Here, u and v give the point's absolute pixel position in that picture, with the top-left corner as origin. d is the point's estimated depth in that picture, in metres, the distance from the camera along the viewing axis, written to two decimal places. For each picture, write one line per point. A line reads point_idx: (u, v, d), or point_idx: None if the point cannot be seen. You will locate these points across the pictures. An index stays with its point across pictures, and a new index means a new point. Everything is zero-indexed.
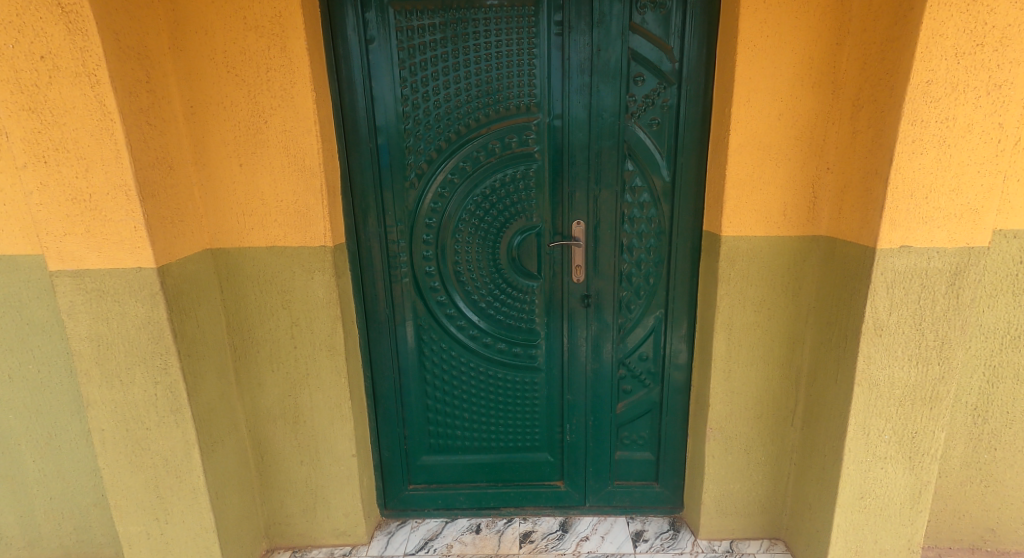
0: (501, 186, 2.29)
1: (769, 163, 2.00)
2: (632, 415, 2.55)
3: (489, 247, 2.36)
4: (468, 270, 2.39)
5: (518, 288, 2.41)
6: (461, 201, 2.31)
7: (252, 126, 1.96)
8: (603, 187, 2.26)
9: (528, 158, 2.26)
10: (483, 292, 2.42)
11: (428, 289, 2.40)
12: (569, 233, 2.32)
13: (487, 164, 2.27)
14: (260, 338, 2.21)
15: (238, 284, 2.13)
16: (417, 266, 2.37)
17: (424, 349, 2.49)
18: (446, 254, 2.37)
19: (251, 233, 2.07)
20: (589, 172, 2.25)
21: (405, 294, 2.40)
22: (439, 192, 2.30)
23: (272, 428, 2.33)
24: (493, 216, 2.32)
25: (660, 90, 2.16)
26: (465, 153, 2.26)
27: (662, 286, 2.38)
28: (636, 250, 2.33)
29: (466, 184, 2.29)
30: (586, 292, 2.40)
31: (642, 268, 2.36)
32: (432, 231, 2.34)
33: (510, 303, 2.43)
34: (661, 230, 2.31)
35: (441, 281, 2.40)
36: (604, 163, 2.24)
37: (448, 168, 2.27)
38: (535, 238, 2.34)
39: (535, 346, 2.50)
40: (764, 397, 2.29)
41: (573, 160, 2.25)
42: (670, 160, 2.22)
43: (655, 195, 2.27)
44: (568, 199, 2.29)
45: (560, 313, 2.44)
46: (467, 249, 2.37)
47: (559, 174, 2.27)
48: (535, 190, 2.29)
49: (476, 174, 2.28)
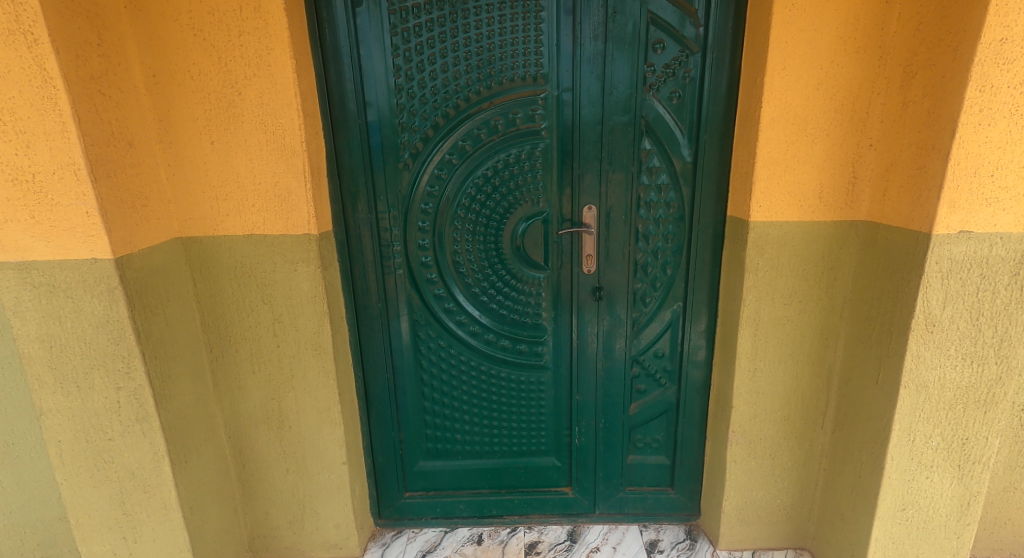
0: (503, 168, 2.08)
1: (805, 139, 1.79)
2: (645, 417, 2.38)
3: (490, 235, 2.15)
4: (467, 261, 2.19)
5: (522, 281, 2.21)
6: (460, 185, 2.10)
7: (223, 99, 1.74)
8: (616, 168, 2.05)
9: (534, 136, 2.04)
10: (485, 285, 2.22)
11: (424, 281, 2.20)
12: (579, 220, 2.12)
13: (488, 143, 2.05)
14: (238, 336, 2.00)
15: (213, 276, 1.92)
16: (412, 256, 2.17)
17: (420, 347, 2.29)
18: (444, 243, 2.16)
19: (226, 220, 1.86)
20: (601, 153, 2.04)
21: (399, 289, 2.20)
22: (436, 174, 2.08)
23: (253, 435, 2.13)
24: (495, 201, 2.11)
25: (681, 59, 1.94)
26: (464, 130, 2.04)
27: (679, 278, 2.18)
28: (651, 238, 2.13)
29: (465, 165, 2.08)
30: (597, 284, 2.20)
31: (658, 257, 2.16)
32: (427, 218, 2.13)
33: (514, 296, 2.24)
34: (679, 216, 2.10)
35: (438, 273, 2.20)
36: (618, 142, 2.03)
37: (445, 148, 2.05)
38: (541, 226, 2.14)
39: (541, 343, 2.31)
40: (792, 397, 2.10)
41: (583, 139, 2.03)
42: (692, 138, 2.01)
43: (675, 177, 2.06)
44: (578, 183, 2.08)
45: (569, 307, 2.24)
46: (466, 237, 2.16)
47: (568, 155, 2.06)
48: (541, 173, 2.08)
49: (476, 154, 2.07)
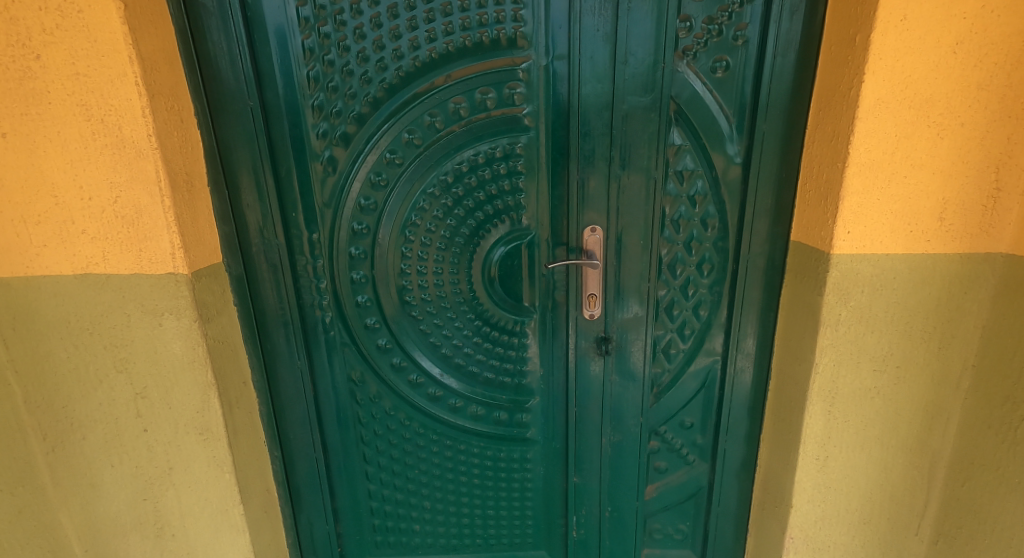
0: (467, 172, 1.45)
1: (926, 132, 1.17)
2: (666, 502, 1.78)
3: (453, 265, 1.53)
4: (422, 300, 1.57)
5: (499, 326, 1.60)
6: (407, 195, 1.47)
7: (13, 66, 1.12)
8: (632, 171, 1.43)
9: (511, 126, 1.41)
10: (447, 332, 1.61)
11: (362, 328, 1.59)
12: (578, 246, 1.50)
13: (444, 136, 1.42)
14: (83, 417, 1.38)
15: (35, 333, 1.29)
16: (342, 295, 1.54)
17: (360, 415, 1.69)
18: (389, 277, 1.54)
19: (44, 253, 1.24)
20: (609, 150, 1.41)
21: (328, 339, 1.59)
22: (372, 181, 1.45)
23: (118, 551, 1.50)
24: (458, 219, 1.49)
25: (731, 11, 1.31)
26: (410, 117, 1.41)
27: (716, 321, 1.58)
28: (677, 270, 1.52)
29: (412, 168, 1.45)
30: (603, 332, 1.59)
31: (687, 296, 1.55)
32: (361, 242, 1.50)
33: (487, 347, 1.63)
34: (718, 240, 1.49)
35: (382, 317, 1.58)
36: (634, 134, 1.40)
37: (383, 143, 1.42)
38: (524, 254, 1.52)
39: (526, 409, 1.70)
40: (877, 495, 1.50)
41: (582, 130, 1.40)
42: (743, 129, 1.38)
43: (716, 185, 1.43)
44: (577, 192, 1.45)
45: (563, 362, 1.64)
46: (419, 268, 1.54)
47: (562, 154, 1.43)
48: (523, 178, 1.45)
49: (428, 151, 1.44)
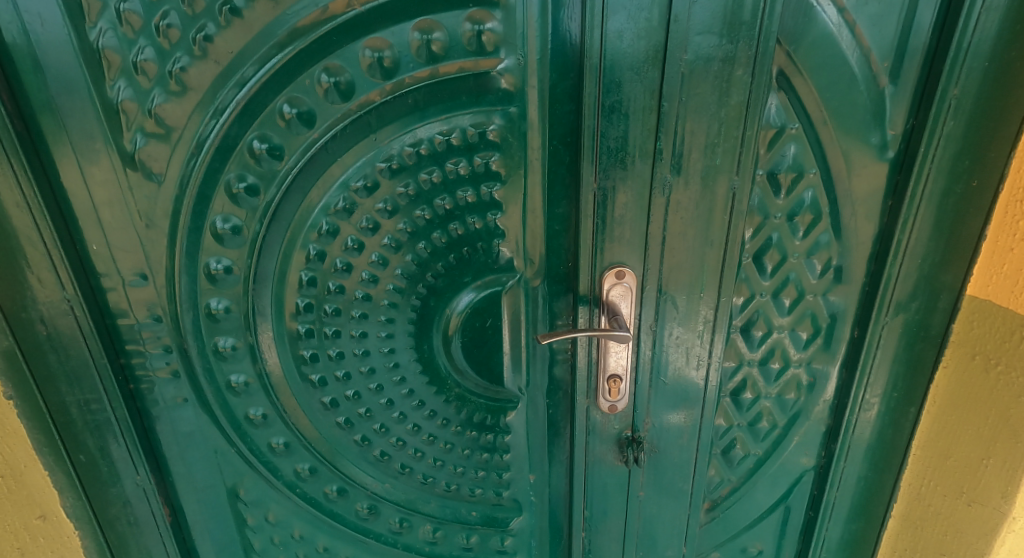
0: (400, 175, 0.83)
1: None
2: None
3: (387, 326, 0.94)
4: (337, 379, 0.97)
5: (462, 416, 1.02)
6: (297, 214, 0.85)
7: None
8: (693, 176, 0.80)
9: (475, 94, 0.78)
10: (381, 426, 1.02)
11: (245, 420, 1.00)
12: (592, 295, 0.88)
13: (355, 112, 0.79)
14: None
15: None
16: (205, 373, 0.95)
17: (253, 541, 1.11)
18: (280, 345, 0.94)
19: None
20: (654, 138, 0.78)
21: (191, 435, 1.00)
22: (230, 190, 0.82)
23: None
24: (388, 255, 0.88)
25: None
26: (290, 76, 0.76)
27: (810, 411, 0.99)
28: (754, 333, 0.93)
29: (304, 168, 0.82)
30: (631, 427, 1.00)
31: (767, 373, 0.97)
32: (225, 291, 0.89)
33: (444, 445, 1.05)
34: (829, 289, 0.88)
35: (273, 407, 0.99)
36: (702, 109, 0.76)
37: (244, 124, 0.78)
38: (501, 307, 0.92)
39: (507, 532, 1.12)
40: None
41: (607, 103, 0.76)
42: (897, 99, 0.76)
43: (834, 200, 0.82)
44: (595, 212, 0.82)
45: (566, 467, 1.05)
46: (329, 332, 0.93)
47: (569, 145, 0.80)
48: (499, 185, 0.83)
49: (328, 140, 0.80)
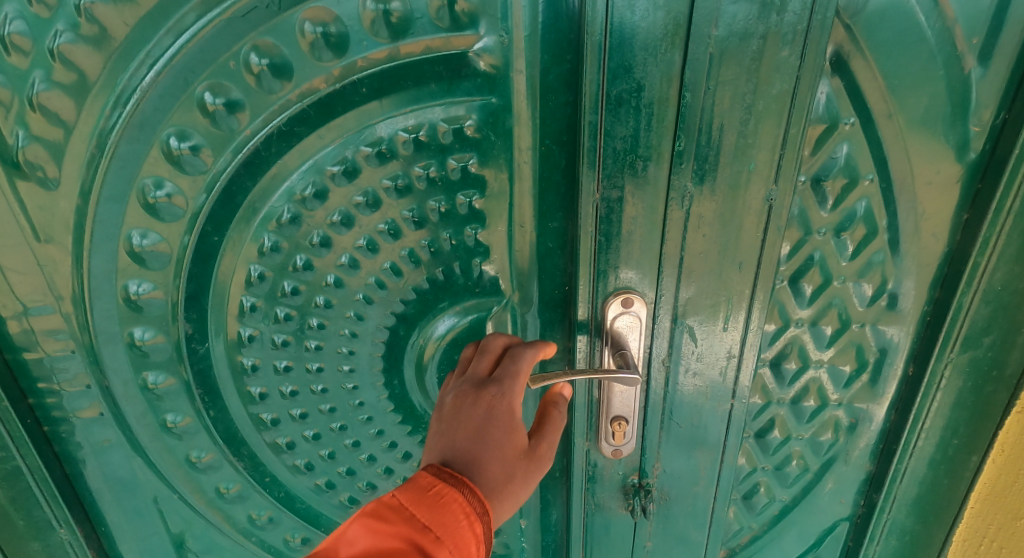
0: (355, 180, 0.67)
1: None
2: None
3: (348, 358, 0.79)
4: (292, 417, 0.83)
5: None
6: (232, 228, 0.70)
7: None
8: (721, 183, 0.64)
9: (446, 81, 0.63)
10: (348, 468, 0.88)
11: (187, 464, 0.85)
12: (594, 325, 0.73)
13: (296, 103, 0.63)
14: None
15: None
16: (134, 413, 0.80)
17: None
18: (221, 381, 0.79)
19: None
20: (672, 137, 0.62)
21: (124, 481, 0.85)
22: (145, 200, 0.66)
23: None
24: (345, 276, 0.73)
25: None
26: (210, 57, 0.60)
27: (849, 455, 0.84)
28: (784, 368, 0.78)
29: (237, 173, 0.66)
30: (638, 471, 0.85)
31: (801, 411, 0.82)
32: (151, 320, 0.74)
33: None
34: (877, 317, 0.73)
35: (218, 450, 0.85)
36: (735, 100, 0.60)
37: (156, 118, 0.62)
38: (485, 337, 0.77)
39: None
40: None
41: (612, 93, 0.60)
42: (981, 88, 0.60)
43: (893, 212, 0.66)
44: (596, 226, 0.67)
45: (563, 514, 0.91)
46: (278, 366, 0.79)
47: (567, 144, 0.65)
48: (478, 194, 0.68)
49: (265, 139, 0.65)
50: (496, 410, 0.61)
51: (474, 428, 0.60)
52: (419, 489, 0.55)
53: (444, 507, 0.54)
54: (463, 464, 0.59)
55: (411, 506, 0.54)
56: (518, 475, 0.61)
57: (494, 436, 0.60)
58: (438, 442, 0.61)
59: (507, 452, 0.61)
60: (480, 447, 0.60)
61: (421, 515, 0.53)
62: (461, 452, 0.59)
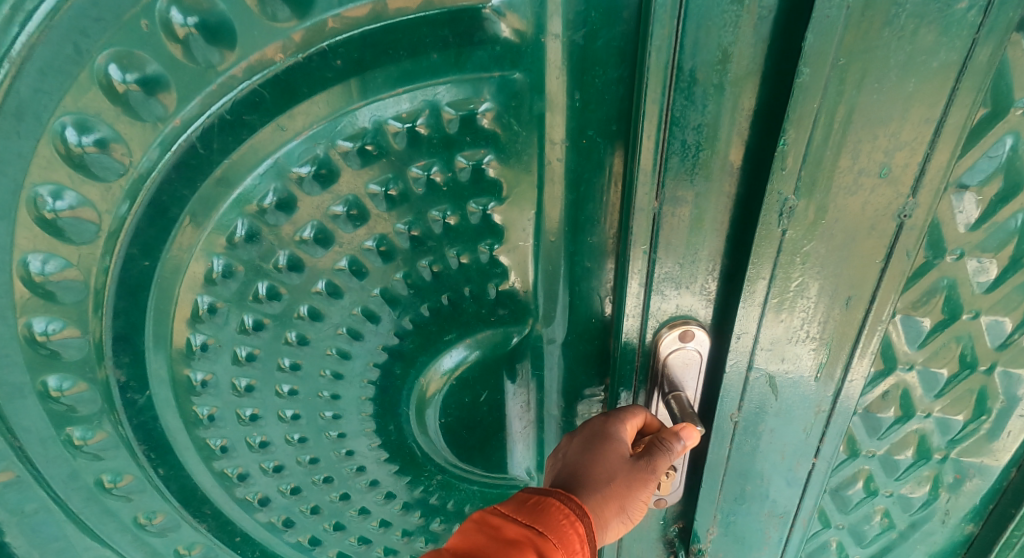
0: (330, 187, 0.49)
1: None
2: None
3: (330, 403, 0.62)
4: (265, 472, 0.67)
5: (448, 511, 0.73)
6: (165, 250, 0.51)
7: None
8: (835, 196, 0.46)
9: (454, 50, 0.44)
10: (335, 523, 0.73)
11: (138, 525, 0.69)
12: (642, 360, 0.56)
13: (244, 82, 0.45)
14: None
15: None
16: (59, 477, 0.62)
17: None
18: (169, 438, 0.62)
19: None
20: (768, 129, 0.45)
21: (57, 551, 0.69)
22: (41, 215, 0.47)
23: None
24: (324, 307, 0.56)
25: None
26: (111, 16, 0.42)
27: (940, 515, 0.69)
28: (880, 416, 0.62)
29: (168, 176, 0.48)
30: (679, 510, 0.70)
31: (891, 466, 0.66)
32: (66, 368, 0.55)
33: (423, 543, 0.76)
34: (1010, 357, 0.57)
35: (173, 510, 0.69)
36: (874, 80, 0.41)
37: (41, 101, 0.44)
38: (502, 377, 0.61)
39: None
40: None
41: (685, 70, 0.42)
42: None
43: None
44: (653, 243, 0.50)
45: None
46: (244, 418, 0.62)
47: (619, 135, 0.47)
48: (495, 201, 0.51)
49: (204, 132, 0.47)
50: (603, 433, 0.53)
51: (580, 447, 0.54)
52: (520, 498, 0.51)
53: (541, 514, 0.49)
54: (566, 477, 0.53)
55: (513, 513, 0.50)
56: (629, 484, 0.52)
57: (602, 452, 0.52)
58: (554, 461, 0.56)
59: (620, 466, 0.52)
60: (591, 462, 0.52)
61: (520, 519, 0.49)
62: (566, 470, 0.54)
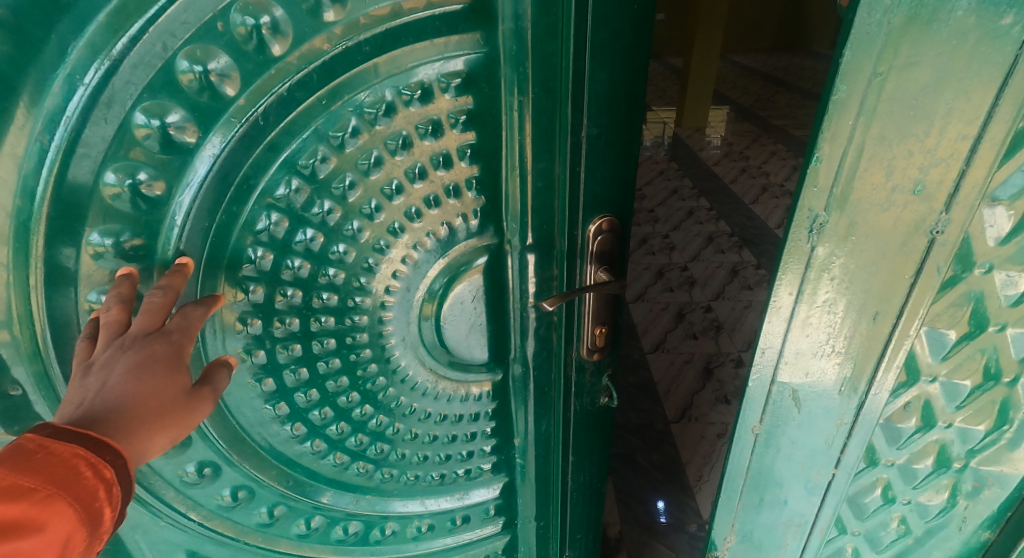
0: (356, 151, 0.48)
1: None
2: None
3: (385, 361, 0.57)
4: (323, 457, 0.60)
5: (479, 469, 0.69)
6: (209, 246, 0.47)
7: None
8: (868, 215, 0.45)
9: (444, 36, 0.46)
10: (381, 510, 0.67)
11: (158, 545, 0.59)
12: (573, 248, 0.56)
13: (299, 69, 0.44)
14: None
15: None
16: None
17: None
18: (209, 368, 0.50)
19: None
20: (632, 87, 0.50)
21: None
22: (111, 194, 0.43)
23: None
24: (380, 204, 0.50)
25: None
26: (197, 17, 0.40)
27: (955, 522, 0.69)
28: (900, 426, 0.61)
29: (229, 164, 0.45)
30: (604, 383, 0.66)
31: (906, 474, 0.66)
32: None
33: (454, 522, 0.72)
34: None
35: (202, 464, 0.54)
36: (911, 96, 0.40)
37: (105, 107, 0.41)
38: (510, 295, 0.58)
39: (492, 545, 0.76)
40: None
41: (593, 42, 0.47)
42: None
43: None
44: (575, 190, 0.53)
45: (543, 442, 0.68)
46: (302, 395, 0.55)
47: (549, 101, 0.50)
48: (473, 143, 0.51)
49: (269, 109, 0.45)
50: (154, 362, 0.40)
51: (120, 378, 0.38)
52: (31, 445, 0.32)
53: (72, 466, 0.32)
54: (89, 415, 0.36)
55: (27, 467, 0.31)
56: (171, 420, 0.39)
57: (151, 377, 0.39)
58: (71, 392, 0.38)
59: (173, 393, 0.40)
60: (133, 395, 0.38)
61: (42, 474, 0.31)
62: (99, 401, 0.37)
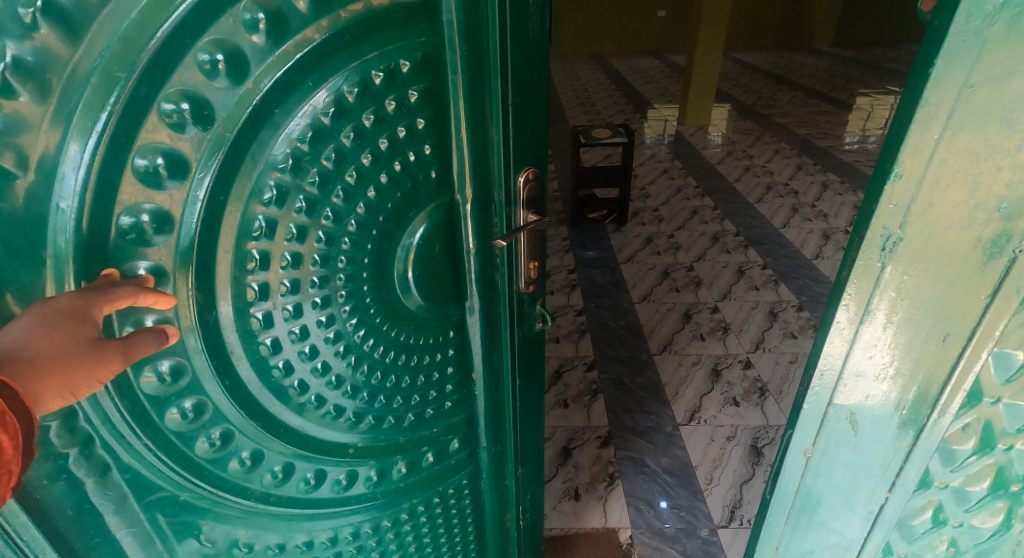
0: (342, 122, 0.50)
1: None
2: None
3: (368, 308, 0.58)
4: (320, 408, 0.59)
5: (446, 405, 0.72)
6: (224, 226, 0.46)
7: None
8: (947, 233, 0.42)
9: (404, 22, 0.50)
10: (371, 456, 0.66)
11: (163, 530, 0.52)
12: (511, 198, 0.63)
13: (294, 58, 0.45)
14: None
15: None
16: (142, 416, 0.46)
17: None
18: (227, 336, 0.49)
19: None
20: (537, 63, 0.60)
21: None
22: (143, 174, 0.40)
23: None
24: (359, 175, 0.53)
25: None
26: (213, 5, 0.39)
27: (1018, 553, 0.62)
28: (956, 450, 0.55)
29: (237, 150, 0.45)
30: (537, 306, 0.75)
31: (968, 506, 0.59)
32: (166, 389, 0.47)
33: (429, 460, 0.73)
34: None
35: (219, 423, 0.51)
36: (1006, 108, 0.38)
37: (136, 103, 0.39)
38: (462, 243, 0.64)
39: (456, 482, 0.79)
40: None
41: (512, 28, 0.55)
42: None
43: None
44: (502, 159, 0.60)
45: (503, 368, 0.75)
46: (301, 349, 0.54)
47: (479, 78, 0.55)
48: (426, 115, 0.55)
49: (271, 96, 0.45)
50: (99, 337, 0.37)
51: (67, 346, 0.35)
52: None
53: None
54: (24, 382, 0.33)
55: None
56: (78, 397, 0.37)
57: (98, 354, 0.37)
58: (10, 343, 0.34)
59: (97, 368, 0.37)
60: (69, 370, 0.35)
61: None
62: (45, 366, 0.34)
